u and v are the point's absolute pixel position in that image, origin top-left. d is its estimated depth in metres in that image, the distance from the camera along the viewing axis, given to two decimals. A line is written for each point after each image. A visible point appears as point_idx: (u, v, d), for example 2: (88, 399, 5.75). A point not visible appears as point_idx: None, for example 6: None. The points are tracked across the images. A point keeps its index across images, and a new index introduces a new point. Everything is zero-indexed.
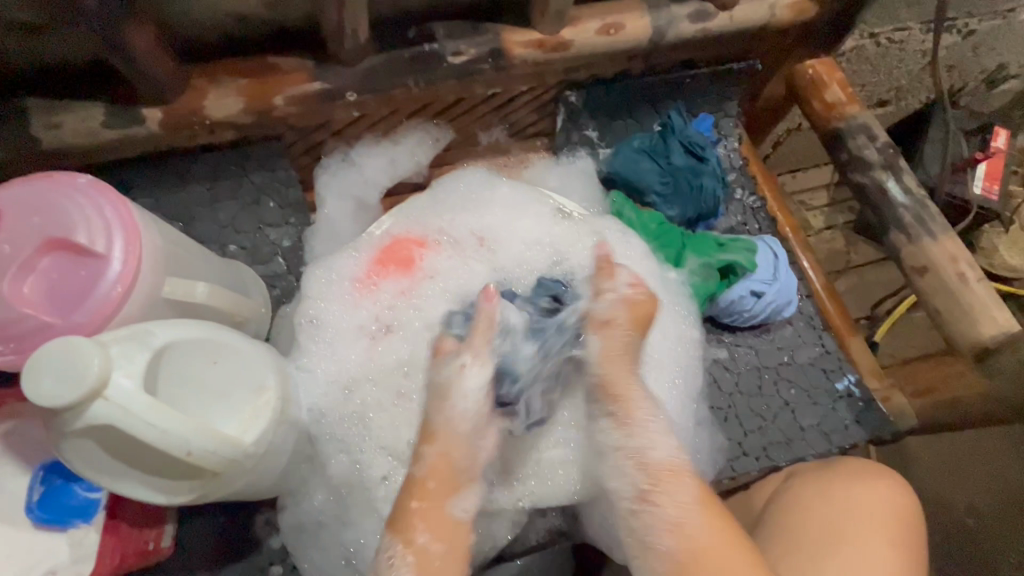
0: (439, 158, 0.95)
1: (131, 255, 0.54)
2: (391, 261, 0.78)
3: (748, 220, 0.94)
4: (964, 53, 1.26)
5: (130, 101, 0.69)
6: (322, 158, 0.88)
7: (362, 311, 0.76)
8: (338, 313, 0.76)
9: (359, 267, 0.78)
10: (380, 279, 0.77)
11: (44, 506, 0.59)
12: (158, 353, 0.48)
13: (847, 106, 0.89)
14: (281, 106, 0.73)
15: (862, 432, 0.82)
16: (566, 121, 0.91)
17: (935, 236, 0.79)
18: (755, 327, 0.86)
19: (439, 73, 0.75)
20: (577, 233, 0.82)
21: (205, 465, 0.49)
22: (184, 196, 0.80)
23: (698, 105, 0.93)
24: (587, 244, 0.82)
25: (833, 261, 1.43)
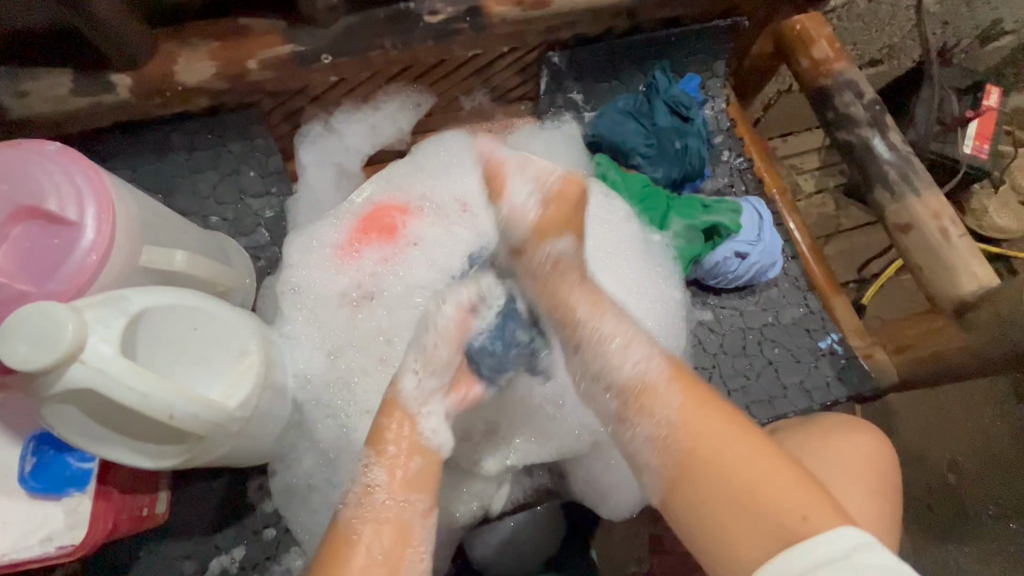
0: (421, 124, 0.94)
1: (105, 222, 0.53)
2: (373, 229, 0.78)
3: (736, 181, 0.93)
4: (958, 8, 1.23)
5: (99, 68, 0.68)
6: (303, 126, 0.87)
7: (342, 281, 0.76)
8: (323, 281, 0.76)
9: (341, 235, 0.78)
10: (359, 249, 0.77)
11: (38, 477, 0.59)
12: (135, 318, 0.48)
13: (834, 63, 0.88)
14: (255, 71, 0.72)
15: (844, 390, 0.83)
16: (551, 83, 0.89)
17: (918, 193, 0.79)
18: (741, 288, 0.87)
19: (416, 33, 0.73)
20: None
21: (190, 428, 0.49)
22: (161, 167, 0.79)
23: (683, 65, 0.92)
24: None
25: (823, 225, 1.43)
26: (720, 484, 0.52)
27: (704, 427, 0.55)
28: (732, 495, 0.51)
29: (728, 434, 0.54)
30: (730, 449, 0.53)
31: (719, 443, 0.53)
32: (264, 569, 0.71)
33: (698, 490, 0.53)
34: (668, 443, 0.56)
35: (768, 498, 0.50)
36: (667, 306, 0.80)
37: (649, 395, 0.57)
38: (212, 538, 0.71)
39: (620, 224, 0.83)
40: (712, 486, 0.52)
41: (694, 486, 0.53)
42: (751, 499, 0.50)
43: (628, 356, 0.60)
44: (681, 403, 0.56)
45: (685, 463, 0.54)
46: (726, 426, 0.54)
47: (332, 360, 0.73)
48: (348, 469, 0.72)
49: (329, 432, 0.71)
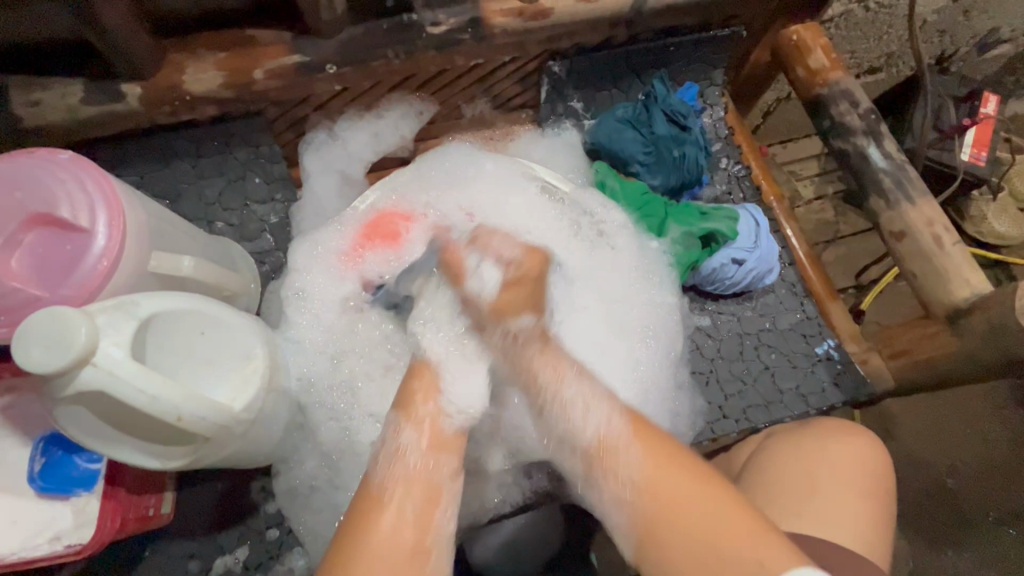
0: (423, 132, 0.95)
1: (115, 229, 0.55)
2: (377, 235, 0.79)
3: (733, 189, 0.95)
4: (955, 17, 1.25)
5: (108, 77, 0.69)
6: (307, 133, 0.88)
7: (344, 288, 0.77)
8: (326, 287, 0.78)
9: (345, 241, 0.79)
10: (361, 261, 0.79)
11: (46, 477, 0.61)
12: (144, 322, 0.50)
13: (830, 72, 0.89)
14: (260, 80, 0.73)
15: (840, 395, 0.84)
16: (551, 92, 0.91)
17: (913, 201, 0.80)
18: (738, 294, 0.88)
19: (418, 44, 0.75)
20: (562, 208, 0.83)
21: (197, 430, 0.51)
22: (169, 174, 0.81)
23: (680, 75, 0.94)
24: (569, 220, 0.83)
25: (822, 231, 1.44)
26: (686, 544, 0.48)
27: (665, 486, 0.50)
28: (701, 553, 0.47)
29: (689, 493, 0.49)
30: (689, 508, 0.48)
31: (683, 501, 0.49)
32: (266, 568, 0.72)
33: (661, 551, 0.49)
34: (636, 501, 0.51)
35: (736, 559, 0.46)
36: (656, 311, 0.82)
37: (609, 454, 0.54)
38: (216, 538, 0.72)
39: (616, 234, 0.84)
40: (679, 542, 0.48)
41: (658, 549, 0.49)
42: (722, 552, 0.46)
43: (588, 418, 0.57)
44: (640, 448, 0.53)
45: (648, 523, 0.49)
46: (691, 483, 0.50)
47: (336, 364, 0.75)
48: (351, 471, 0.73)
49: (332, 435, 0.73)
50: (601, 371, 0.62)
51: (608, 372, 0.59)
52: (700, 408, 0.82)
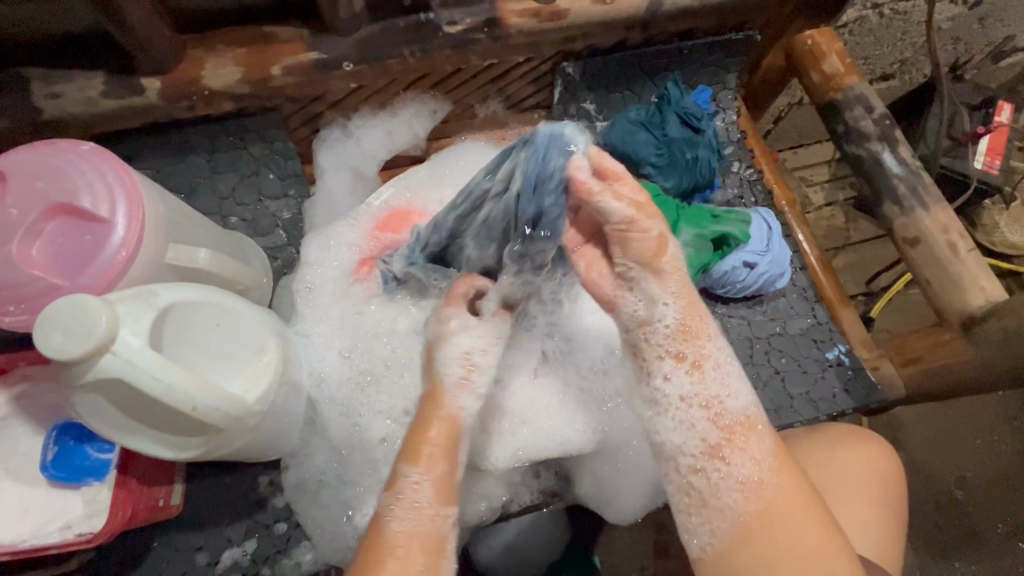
0: (436, 131, 0.95)
1: (134, 220, 0.55)
2: (388, 228, 0.81)
3: (745, 193, 0.94)
4: (971, 24, 1.24)
5: (129, 71, 0.70)
6: (321, 130, 0.88)
7: (357, 290, 0.78)
8: (337, 286, 0.78)
9: (359, 236, 0.80)
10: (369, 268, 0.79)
11: (58, 465, 0.61)
12: (162, 313, 0.50)
13: (845, 77, 0.89)
14: (278, 76, 0.74)
15: (850, 401, 0.84)
16: (564, 93, 0.91)
17: (927, 208, 0.80)
18: (748, 298, 0.88)
19: (434, 43, 0.75)
20: None
21: (211, 420, 0.51)
22: (184, 168, 0.81)
23: (695, 77, 0.93)
24: None
25: (832, 237, 1.43)
26: (784, 547, 0.51)
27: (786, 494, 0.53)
28: (801, 556, 0.51)
29: (808, 505, 0.53)
30: (808, 521, 0.52)
31: (787, 509, 0.53)
32: (273, 563, 0.72)
33: (763, 549, 0.52)
34: (760, 493, 0.53)
35: (831, 554, 0.51)
36: None
37: (747, 436, 0.56)
38: (224, 531, 0.73)
39: None
40: (783, 544, 0.51)
41: (756, 545, 0.52)
42: (824, 561, 0.51)
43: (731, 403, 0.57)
44: (773, 453, 0.55)
45: (761, 521, 0.52)
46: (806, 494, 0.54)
47: (346, 359, 0.75)
48: (359, 467, 0.73)
49: (341, 430, 0.73)
50: (689, 371, 0.56)
51: (720, 368, 0.57)
52: None
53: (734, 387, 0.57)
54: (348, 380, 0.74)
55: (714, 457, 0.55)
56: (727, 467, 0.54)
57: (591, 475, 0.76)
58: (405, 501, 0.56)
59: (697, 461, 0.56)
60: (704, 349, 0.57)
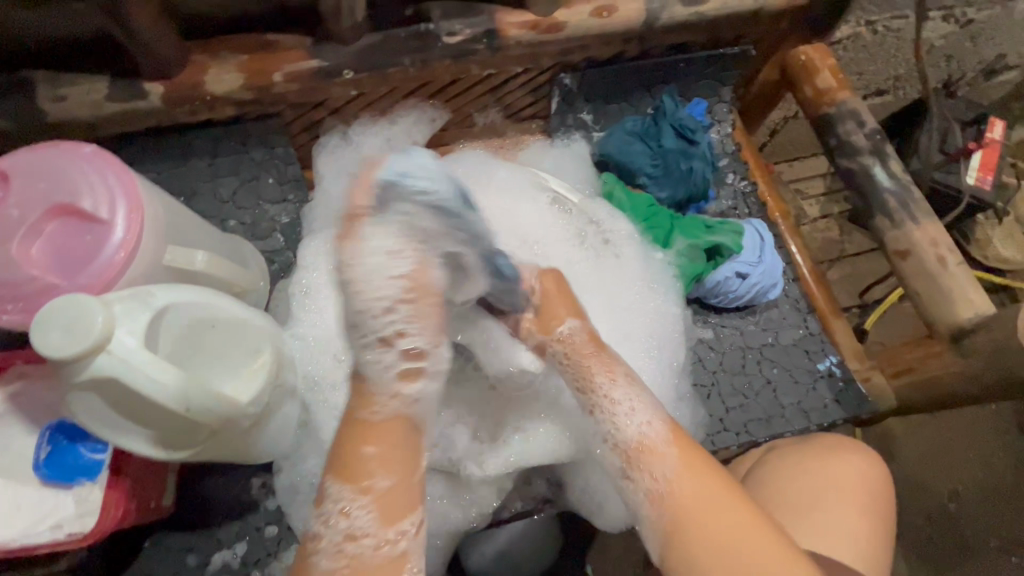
0: (436, 139, 0.96)
1: (134, 222, 0.56)
2: None
3: (739, 204, 0.96)
4: (963, 43, 1.26)
5: (133, 76, 0.71)
6: (321, 136, 0.89)
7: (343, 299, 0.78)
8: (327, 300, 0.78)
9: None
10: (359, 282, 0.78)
11: (50, 464, 0.61)
12: (159, 313, 0.51)
13: (837, 92, 0.90)
14: (280, 83, 0.75)
15: (841, 412, 0.84)
16: (562, 104, 0.93)
17: (917, 221, 0.81)
18: (741, 308, 0.89)
19: (434, 52, 0.76)
20: (571, 225, 0.84)
21: (203, 421, 0.52)
22: (185, 172, 0.82)
23: (690, 90, 0.95)
24: (579, 229, 0.84)
25: (827, 250, 1.46)
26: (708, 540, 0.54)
27: (686, 493, 0.55)
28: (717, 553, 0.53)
29: (710, 490, 0.56)
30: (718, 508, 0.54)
31: (705, 505, 0.55)
32: (264, 565, 0.72)
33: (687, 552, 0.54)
34: (665, 499, 0.56)
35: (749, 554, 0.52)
36: (661, 319, 0.81)
37: (655, 456, 0.58)
38: (216, 533, 0.73)
39: (624, 244, 0.84)
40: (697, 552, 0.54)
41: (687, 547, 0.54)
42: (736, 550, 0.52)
43: (633, 416, 0.60)
44: (678, 462, 0.57)
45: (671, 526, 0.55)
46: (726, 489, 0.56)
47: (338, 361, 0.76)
48: None
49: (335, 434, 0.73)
50: (591, 413, 0.63)
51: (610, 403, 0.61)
52: (701, 420, 0.82)
53: (624, 420, 0.60)
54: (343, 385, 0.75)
55: (626, 475, 0.59)
56: (635, 483, 0.58)
57: (582, 481, 0.76)
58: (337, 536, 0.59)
59: (619, 477, 0.61)
60: (597, 397, 0.62)
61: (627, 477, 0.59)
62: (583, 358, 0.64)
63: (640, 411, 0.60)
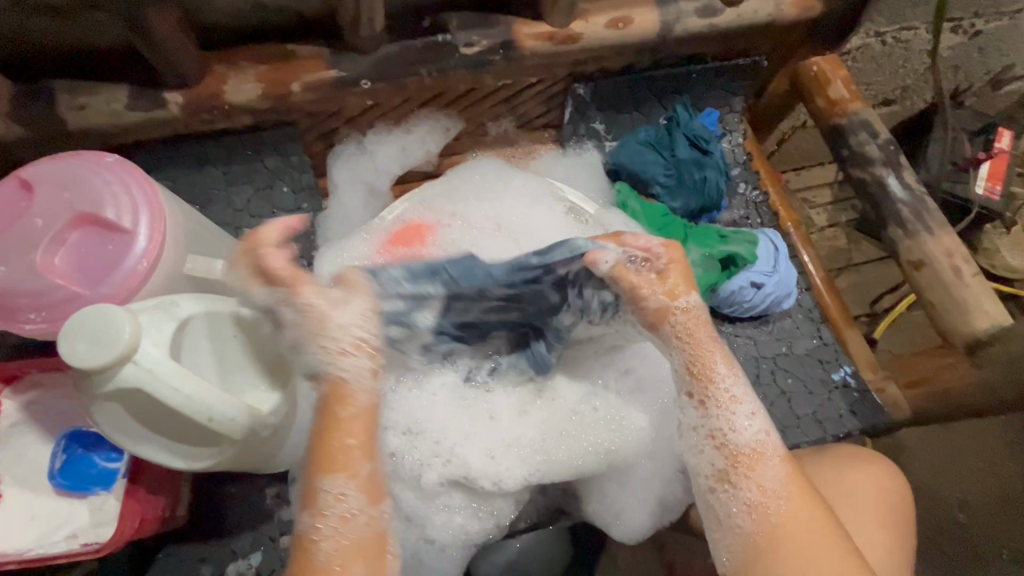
0: (449, 147, 0.97)
1: (156, 232, 0.57)
2: (401, 241, 0.80)
3: (751, 214, 0.96)
4: (970, 53, 1.27)
5: (152, 86, 0.71)
6: (336, 145, 0.90)
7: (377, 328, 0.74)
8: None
9: (371, 250, 0.80)
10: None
11: (66, 473, 0.62)
12: (183, 324, 0.51)
13: (850, 103, 0.90)
14: (298, 93, 0.75)
15: (857, 423, 0.84)
16: (574, 113, 0.93)
17: (931, 231, 0.80)
18: (755, 318, 0.88)
19: (451, 62, 0.77)
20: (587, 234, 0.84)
21: (226, 431, 0.51)
22: (200, 180, 0.83)
23: (702, 100, 0.95)
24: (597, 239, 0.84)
25: (835, 258, 1.47)
26: (799, 555, 0.54)
27: (790, 515, 0.56)
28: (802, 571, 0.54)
29: (806, 505, 0.56)
30: (805, 515, 0.56)
31: (798, 531, 0.55)
32: None
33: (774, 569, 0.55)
34: (768, 516, 0.56)
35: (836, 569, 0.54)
36: None
37: (761, 463, 0.57)
38: (230, 543, 0.72)
39: None
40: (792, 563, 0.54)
41: (772, 565, 0.55)
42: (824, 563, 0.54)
43: (751, 420, 0.59)
44: (786, 478, 0.57)
45: (766, 544, 0.56)
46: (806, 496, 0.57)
47: None
48: None
49: None
50: (697, 406, 0.60)
51: (729, 401, 0.59)
52: None
53: (740, 421, 0.58)
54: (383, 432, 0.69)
55: (724, 480, 0.58)
56: (735, 491, 0.57)
57: (598, 492, 0.76)
58: (334, 516, 0.54)
59: (711, 481, 0.59)
60: (714, 390, 0.59)
61: (727, 481, 0.58)
62: (693, 337, 0.60)
63: (717, 410, 0.59)
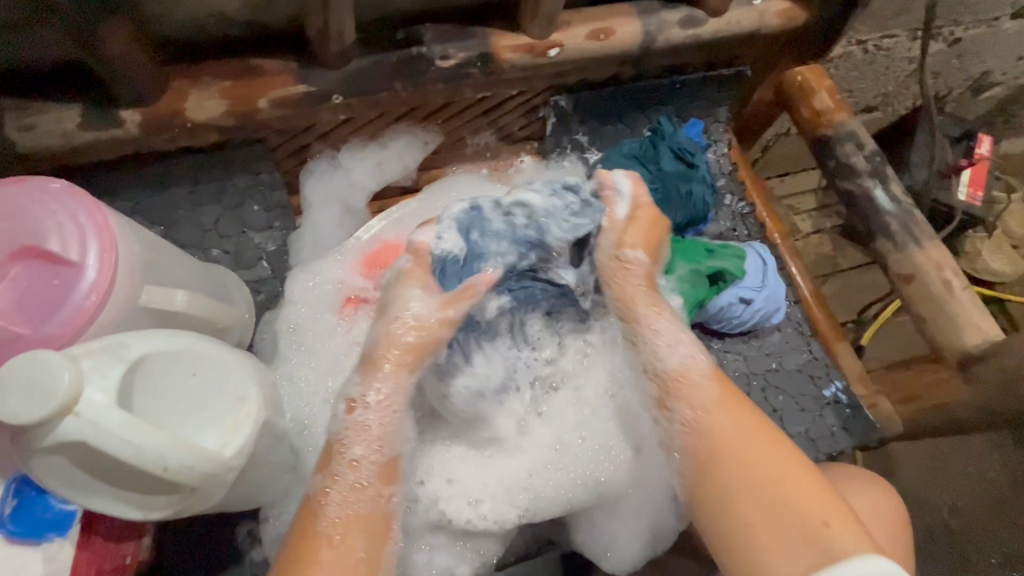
0: (428, 162, 0.93)
1: (107, 263, 0.52)
2: (376, 265, 0.81)
3: (737, 225, 0.94)
4: (949, 61, 1.27)
5: (107, 104, 0.67)
6: (309, 161, 0.86)
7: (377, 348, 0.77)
8: (322, 325, 0.79)
9: (347, 272, 0.82)
10: (357, 308, 0.80)
11: (17, 520, 0.54)
12: (134, 366, 0.47)
13: (836, 113, 0.88)
14: (265, 109, 0.71)
15: (850, 440, 0.82)
16: (556, 125, 0.91)
17: (921, 244, 0.79)
18: (743, 333, 0.87)
19: (427, 76, 0.74)
20: None
21: (183, 480, 0.48)
22: (165, 200, 0.78)
23: (686, 111, 0.94)
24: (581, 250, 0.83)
25: (821, 265, 1.46)
26: (772, 465, 0.53)
27: (742, 434, 0.55)
28: (738, 533, 0.52)
29: (813, 486, 0.52)
30: (804, 488, 0.52)
31: (746, 454, 0.54)
32: None
33: (734, 479, 0.53)
34: (701, 430, 0.57)
35: (778, 474, 0.53)
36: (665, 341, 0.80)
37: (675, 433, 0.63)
38: None
39: None
40: (746, 473, 0.53)
41: (738, 470, 0.54)
42: (792, 505, 0.51)
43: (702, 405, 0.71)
44: (717, 397, 0.58)
45: (707, 454, 0.56)
46: (779, 448, 0.54)
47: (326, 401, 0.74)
48: None
49: None
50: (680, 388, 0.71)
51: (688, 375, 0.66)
52: None
53: None
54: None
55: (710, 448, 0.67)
56: None
57: (586, 522, 0.73)
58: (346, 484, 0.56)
59: None
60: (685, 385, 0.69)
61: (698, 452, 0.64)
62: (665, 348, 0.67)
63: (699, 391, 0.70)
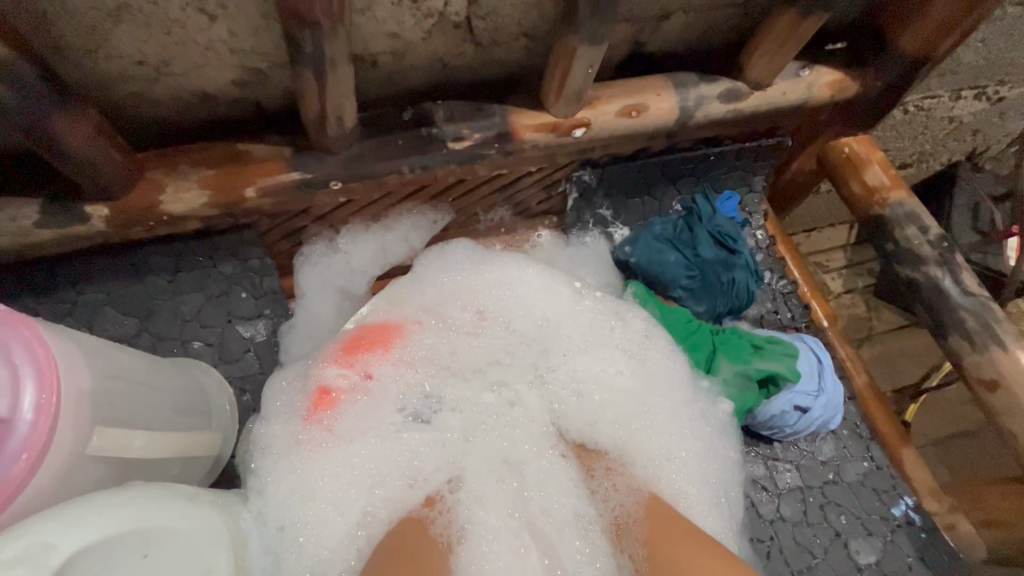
0: (436, 240, 0.83)
1: (46, 414, 0.42)
2: (362, 352, 0.68)
3: (780, 307, 0.85)
4: (992, 118, 1.18)
5: (71, 197, 0.58)
6: (303, 246, 0.76)
7: (354, 451, 0.65)
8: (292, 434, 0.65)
9: (323, 369, 0.67)
10: (330, 408, 0.66)
11: None
12: (63, 571, 0.36)
13: (891, 190, 0.79)
14: (252, 198, 0.63)
15: (928, 572, 0.71)
16: (578, 200, 0.83)
17: (1005, 345, 0.68)
18: (798, 438, 0.75)
19: (437, 159, 0.65)
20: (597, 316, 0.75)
21: None
22: (138, 291, 0.69)
23: (720, 182, 0.86)
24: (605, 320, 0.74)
25: (854, 328, 1.36)
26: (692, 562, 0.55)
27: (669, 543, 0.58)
28: None
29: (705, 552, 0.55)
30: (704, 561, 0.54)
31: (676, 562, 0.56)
32: None
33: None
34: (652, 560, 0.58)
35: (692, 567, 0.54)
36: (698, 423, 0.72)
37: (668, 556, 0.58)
38: None
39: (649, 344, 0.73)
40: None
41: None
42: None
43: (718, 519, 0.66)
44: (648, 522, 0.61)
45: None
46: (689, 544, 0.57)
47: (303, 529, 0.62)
48: None
49: None
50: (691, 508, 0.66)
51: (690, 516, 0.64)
52: None
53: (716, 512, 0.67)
54: (343, 567, 0.62)
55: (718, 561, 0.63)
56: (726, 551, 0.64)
57: None
58: None
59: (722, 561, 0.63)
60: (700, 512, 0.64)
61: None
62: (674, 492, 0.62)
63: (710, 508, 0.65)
